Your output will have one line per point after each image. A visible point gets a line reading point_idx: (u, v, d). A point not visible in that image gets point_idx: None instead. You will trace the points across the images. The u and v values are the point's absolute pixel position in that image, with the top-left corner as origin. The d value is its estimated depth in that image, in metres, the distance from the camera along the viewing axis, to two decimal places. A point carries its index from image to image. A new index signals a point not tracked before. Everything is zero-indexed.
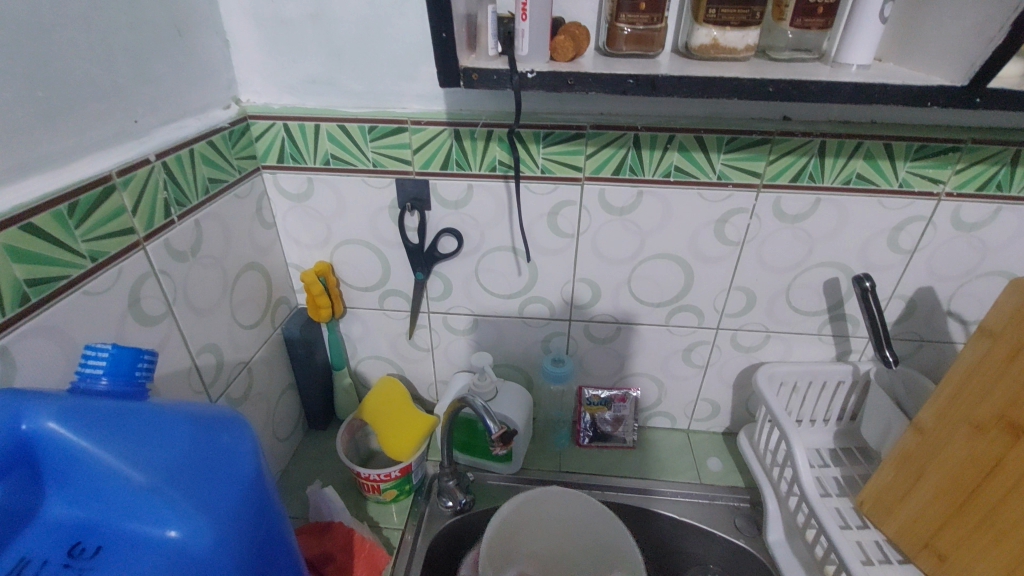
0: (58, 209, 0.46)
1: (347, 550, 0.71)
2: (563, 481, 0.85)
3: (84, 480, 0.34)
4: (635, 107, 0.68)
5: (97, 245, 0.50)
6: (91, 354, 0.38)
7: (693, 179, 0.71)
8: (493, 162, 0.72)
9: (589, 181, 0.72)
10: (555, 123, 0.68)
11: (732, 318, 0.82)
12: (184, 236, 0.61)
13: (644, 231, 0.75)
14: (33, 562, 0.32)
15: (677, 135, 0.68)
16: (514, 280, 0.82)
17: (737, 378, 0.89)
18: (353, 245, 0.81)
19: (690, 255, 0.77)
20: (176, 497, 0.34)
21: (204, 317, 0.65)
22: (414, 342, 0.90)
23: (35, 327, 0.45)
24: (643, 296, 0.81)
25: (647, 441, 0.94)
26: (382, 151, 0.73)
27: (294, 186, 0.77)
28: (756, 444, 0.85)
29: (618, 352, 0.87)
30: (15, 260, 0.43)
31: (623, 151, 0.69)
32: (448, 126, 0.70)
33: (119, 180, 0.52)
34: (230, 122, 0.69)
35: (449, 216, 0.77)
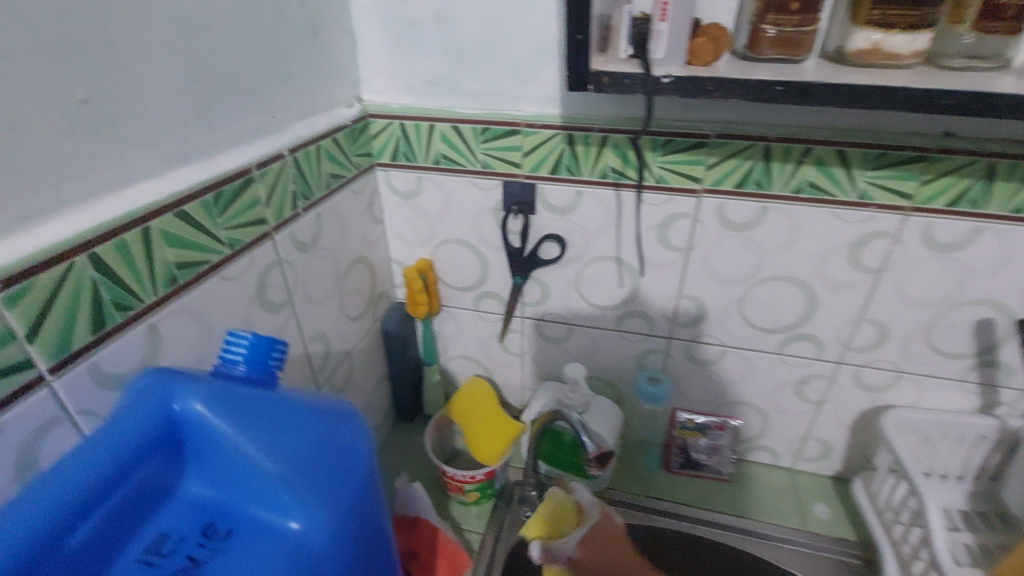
0: (205, 198, 0.49)
1: (432, 548, 0.72)
2: (650, 508, 0.81)
3: (222, 464, 0.36)
4: (769, 115, 0.61)
5: (235, 233, 0.53)
6: (233, 340, 0.40)
7: (829, 197, 0.64)
8: (605, 169, 0.69)
9: (708, 193, 0.67)
10: (677, 131, 0.64)
11: (858, 353, 0.74)
12: (306, 228, 0.64)
13: (765, 251, 0.69)
14: (172, 536, 0.34)
15: (815, 148, 0.61)
16: (614, 291, 0.78)
17: (856, 418, 0.80)
18: (454, 245, 0.82)
19: (816, 280, 0.70)
20: (302, 490, 0.34)
21: (316, 306, 0.68)
22: (505, 346, 0.89)
23: (180, 307, 0.48)
24: (756, 320, 0.75)
25: (744, 476, 0.87)
26: (493, 153, 0.72)
27: (405, 183, 0.79)
28: (874, 496, 0.75)
29: (720, 376, 0.81)
30: (167, 244, 0.46)
31: (751, 162, 0.64)
32: (562, 130, 0.68)
33: (257, 173, 0.55)
34: (352, 120, 0.72)
35: (553, 222, 0.75)
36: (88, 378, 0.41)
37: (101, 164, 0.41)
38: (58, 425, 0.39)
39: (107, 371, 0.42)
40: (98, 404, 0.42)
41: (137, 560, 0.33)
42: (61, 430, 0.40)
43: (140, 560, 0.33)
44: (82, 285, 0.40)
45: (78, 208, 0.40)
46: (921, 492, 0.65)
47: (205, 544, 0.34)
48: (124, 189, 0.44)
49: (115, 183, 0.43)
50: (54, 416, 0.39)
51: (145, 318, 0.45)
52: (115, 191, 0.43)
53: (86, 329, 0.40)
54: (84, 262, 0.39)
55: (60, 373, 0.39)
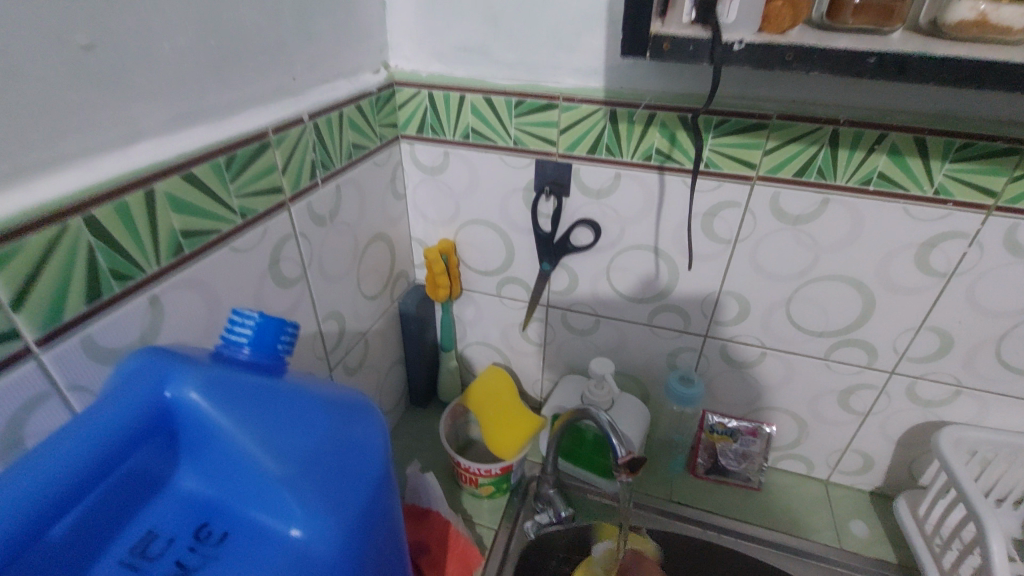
0: (217, 160, 0.45)
1: (443, 544, 0.69)
2: (674, 513, 0.76)
3: (219, 457, 0.32)
4: (840, 96, 0.56)
5: (248, 201, 0.49)
6: (238, 320, 0.36)
7: (899, 191, 0.58)
8: (649, 150, 0.63)
9: (762, 181, 0.61)
10: (734, 110, 0.58)
11: (914, 364, 0.68)
12: (324, 201, 0.60)
13: (820, 247, 0.63)
14: (160, 537, 0.31)
15: (889, 134, 0.55)
16: (649, 284, 0.73)
17: (903, 433, 0.74)
18: (479, 226, 0.77)
19: (875, 282, 0.64)
20: (307, 493, 0.31)
21: (332, 284, 0.64)
22: (527, 335, 0.85)
23: (185, 279, 0.44)
24: (803, 322, 0.69)
25: (775, 485, 0.82)
26: (527, 129, 0.67)
27: (430, 158, 0.74)
28: (921, 518, 0.71)
29: (757, 380, 0.76)
30: (173, 209, 0.42)
31: (814, 148, 0.58)
32: (603, 106, 0.63)
33: (274, 137, 0.51)
34: (378, 87, 0.67)
35: (588, 206, 0.70)
36: (80, 352, 0.37)
37: (104, 117, 0.37)
38: (46, 401, 0.36)
39: (102, 345, 0.39)
40: (90, 379, 0.38)
41: (120, 563, 0.29)
42: (49, 406, 0.36)
43: (122, 563, 0.29)
44: (77, 251, 0.36)
45: (76, 164, 0.36)
46: (981, 518, 0.59)
47: (196, 548, 0.30)
48: (129, 146, 0.40)
49: (119, 139, 0.39)
50: (41, 392, 0.36)
51: (146, 290, 0.41)
52: (118, 147, 0.39)
53: (79, 298, 0.37)
54: (81, 225, 0.36)
55: (49, 346, 0.35)
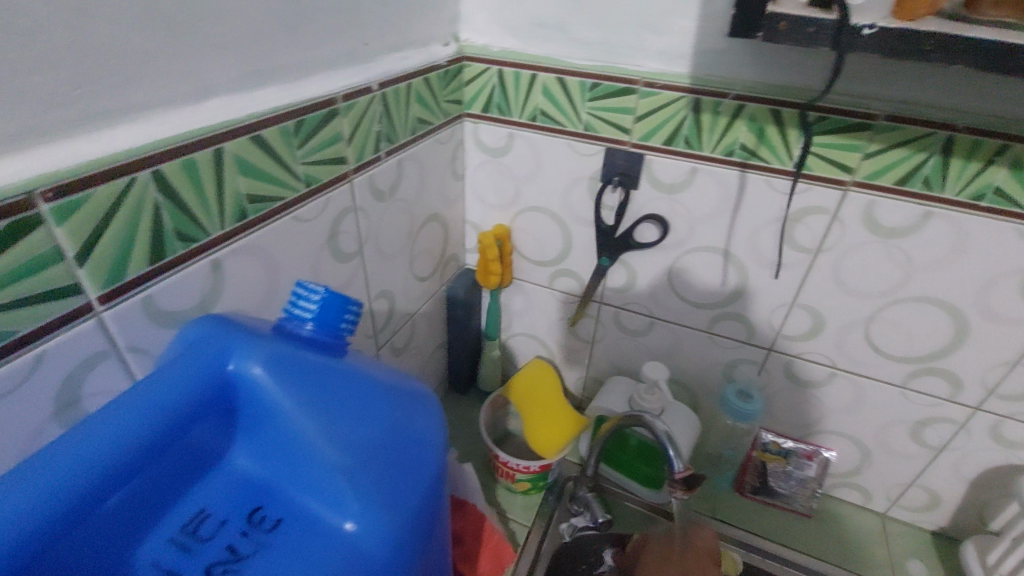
0: (286, 125, 0.43)
1: (477, 536, 0.66)
2: (718, 531, 0.73)
3: (277, 439, 0.30)
4: (961, 99, 0.50)
5: (312, 169, 0.47)
6: (302, 294, 0.34)
7: (1016, 210, 0.52)
8: (732, 145, 0.58)
9: (857, 187, 0.56)
10: (836, 107, 0.53)
11: (1006, 401, 0.61)
12: (385, 175, 0.58)
13: (915, 265, 0.57)
14: (211, 517, 0.29)
15: (1015, 145, 0.49)
16: (714, 289, 0.68)
17: (981, 475, 0.68)
18: (537, 214, 0.74)
19: (974, 308, 0.57)
20: (368, 487, 0.29)
21: (386, 262, 0.62)
22: (575, 331, 0.82)
23: (246, 246, 0.43)
24: (883, 345, 0.63)
25: (828, 513, 0.77)
26: (599, 114, 0.63)
27: (493, 139, 0.71)
28: (993, 568, 0.65)
29: (821, 401, 0.71)
30: (241, 172, 0.40)
31: (923, 155, 0.52)
32: (688, 94, 0.58)
33: (343, 105, 0.49)
34: (447, 60, 0.64)
35: (657, 201, 0.65)
36: (139, 313, 0.36)
37: (176, 69, 0.36)
38: (105, 360, 0.35)
39: (162, 307, 0.37)
40: (148, 341, 0.37)
41: (171, 541, 0.27)
42: (107, 366, 0.35)
43: (173, 542, 0.27)
44: (144, 207, 0.34)
45: (146, 117, 0.35)
46: None
47: (249, 533, 0.28)
48: (199, 102, 0.38)
49: (190, 93, 0.37)
50: (100, 350, 0.35)
51: (207, 254, 0.40)
52: (189, 102, 0.37)
53: (143, 256, 0.35)
54: (146, 180, 0.34)
55: (111, 304, 0.34)
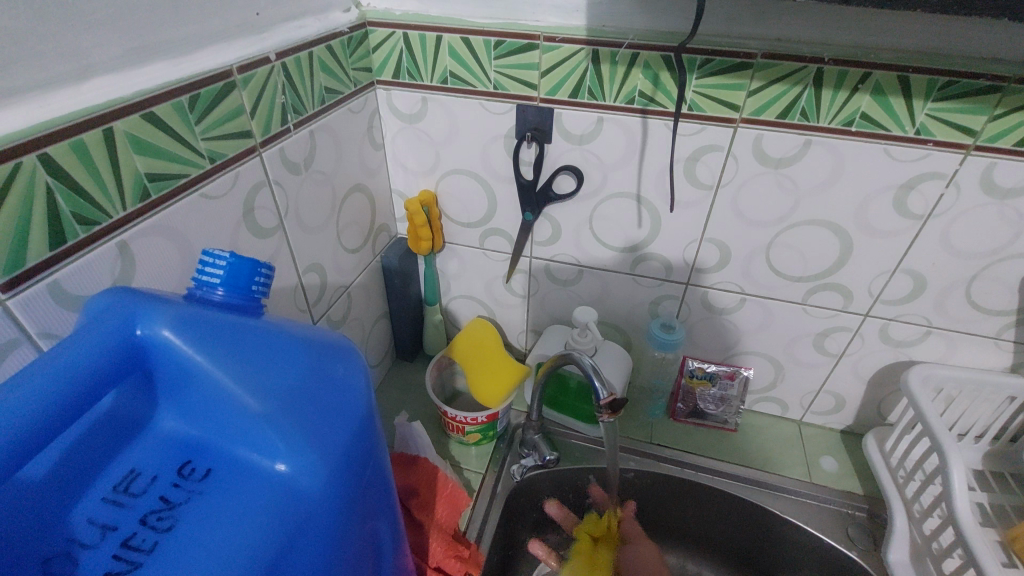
0: (179, 100, 0.43)
1: (431, 487, 0.69)
2: (654, 455, 0.80)
3: (198, 396, 0.32)
4: (823, 33, 0.55)
5: (216, 145, 0.47)
6: (210, 261, 0.35)
7: (881, 131, 0.58)
8: (632, 93, 0.62)
9: (745, 123, 0.60)
10: (719, 48, 0.57)
11: (888, 306, 0.69)
12: (299, 147, 0.58)
13: (801, 191, 0.63)
14: (142, 475, 0.31)
15: (874, 73, 0.54)
16: (631, 232, 0.73)
17: (876, 374, 0.76)
18: (460, 176, 0.75)
19: (853, 224, 0.64)
20: (289, 430, 0.31)
21: (311, 235, 0.63)
22: (511, 287, 0.85)
23: (152, 226, 0.42)
24: (782, 268, 0.70)
25: (751, 426, 0.85)
26: (506, 72, 0.64)
27: (407, 105, 0.71)
28: (887, 452, 0.75)
29: (735, 326, 0.78)
30: (136, 151, 0.40)
31: (799, 89, 0.57)
32: (586, 46, 0.60)
33: (240, 78, 0.48)
34: (350, 27, 0.64)
35: (571, 152, 0.68)
36: (48, 298, 0.36)
37: (50, 49, 0.35)
38: (17, 348, 0.35)
39: (71, 291, 0.37)
40: (62, 326, 0.37)
41: (104, 499, 0.29)
42: (20, 353, 0.36)
43: (104, 500, 0.29)
44: (36, 193, 0.34)
45: (25, 101, 0.34)
46: (945, 447, 0.62)
47: (180, 484, 0.31)
48: (80, 82, 0.38)
49: (70, 73, 0.37)
50: (11, 338, 0.35)
51: (113, 235, 0.40)
52: (69, 83, 0.37)
53: (42, 242, 0.35)
54: (34, 164, 0.34)
55: (14, 292, 0.34)
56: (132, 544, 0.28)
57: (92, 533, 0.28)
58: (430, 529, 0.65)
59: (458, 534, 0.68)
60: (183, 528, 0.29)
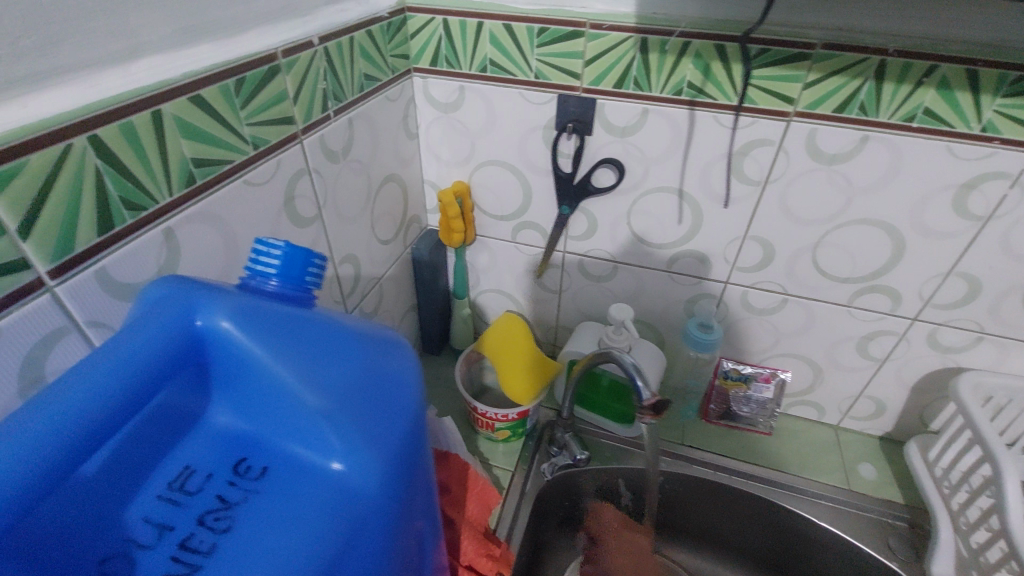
0: (226, 83, 0.41)
1: (462, 483, 0.68)
2: (687, 457, 0.78)
3: (254, 391, 0.31)
4: (889, 23, 0.52)
5: (260, 131, 0.46)
6: (264, 249, 0.34)
7: (944, 128, 0.55)
8: (680, 83, 0.60)
9: (799, 117, 0.58)
10: (777, 38, 0.54)
11: (938, 310, 0.67)
12: (338, 135, 0.56)
13: (854, 188, 0.61)
14: (197, 472, 0.30)
15: (940, 65, 0.52)
16: (671, 228, 0.71)
17: (920, 379, 0.74)
18: (495, 167, 0.73)
19: (907, 225, 0.62)
20: (349, 428, 0.30)
21: (348, 225, 0.62)
22: (542, 282, 0.83)
23: (197, 213, 0.41)
24: (828, 268, 0.67)
25: (785, 430, 0.83)
26: (549, 60, 0.62)
27: (444, 94, 0.69)
28: (931, 461, 0.72)
29: (774, 327, 0.75)
30: (183, 135, 0.39)
31: (858, 82, 0.54)
32: (634, 34, 0.58)
33: (284, 62, 0.47)
34: (390, 12, 0.62)
35: (612, 145, 0.66)
36: (95, 285, 0.35)
37: (100, 26, 0.34)
38: (66, 336, 0.34)
39: (118, 280, 0.36)
40: (109, 315, 0.36)
41: (159, 498, 0.28)
42: (68, 342, 0.34)
43: (160, 499, 0.28)
44: (84, 177, 0.33)
45: (74, 80, 0.33)
46: (997, 457, 0.59)
47: (236, 482, 0.29)
48: (129, 63, 0.36)
49: (120, 53, 0.35)
50: (60, 326, 0.34)
51: (160, 221, 0.39)
52: (118, 63, 0.36)
53: (90, 228, 0.34)
54: (84, 146, 0.33)
55: (62, 278, 0.33)
56: (191, 545, 0.27)
57: (148, 533, 0.27)
58: (462, 526, 0.64)
59: (489, 533, 0.66)
60: (240, 530, 0.28)
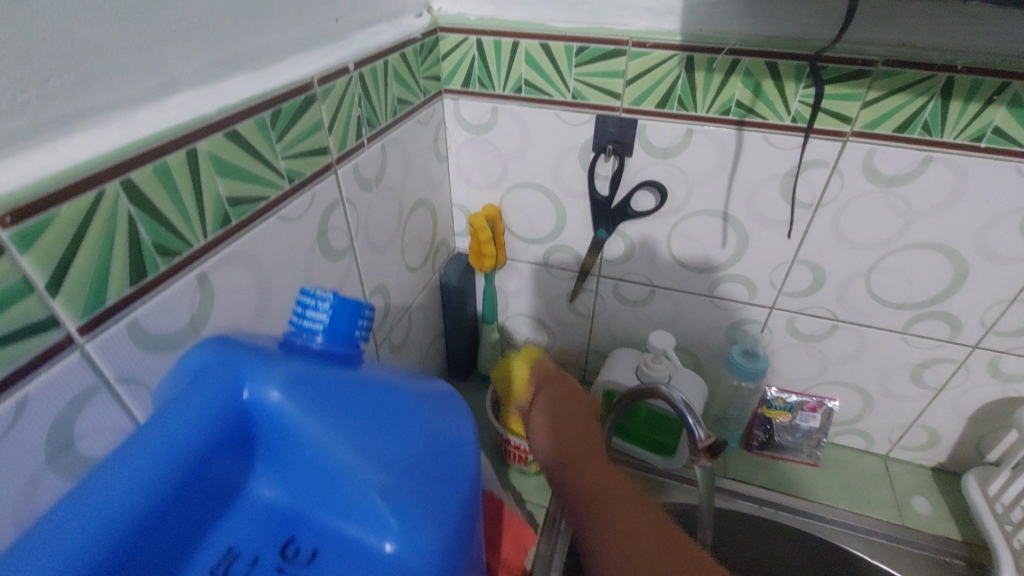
0: (262, 116, 0.39)
1: (495, 522, 0.63)
2: (729, 490, 0.74)
3: (303, 464, 0.28)
4: (958, 38, 0.49)
5: (295, 164, 0.43)
6: (311, 304, 0.31)
7: (1017, 148, 0.51)
8: (728, 103, 0.57)
9: (856, 137, 0.55)
10: (835, 56, 0.51)
11: (1003, 338, 0.63)
12: (371, 163, 0.54)
13: (914, 212, 0.57)
14: (242, 556, 0.27)
15: (1015, 83, 0.48)
16: (713, 252, 0.67)
17: (979, 409, 0.70)
18: (527, 190, 0.71)
19: (971, 249, 0.58)
20: (408, 504, 0.27)
21: (379, 255, 0.59)
22: (574, 306, 0.80)
23: (232, 255, 0.39)
24: (883, 293, 0.64)
25: (831, 460, 0.79)
26: (588, 80, 0.60)
27: (476, 115, 0.67)
28: (994, 497, 0.68)
29: (821, 354, 0.72)
30: (219, 173, 0.36)
31: (922, 100, 0.51)
32: (680, 52, 0.55)
33: (319, 90, 0.44)
34: (422, 33, 0.60)
35: (653, 167, 0.63)
36: (125, 339, 0.32)
37: (136, 62, 0.32)
38: (96, 396, 0.32)
39: (149, 331, 0.34)
40: (141, 370, 0.34)
41: None
42: (99, 403, 0.32)
43: None
44: (117, 224, 0.31)
45: (108, 120, 0.31)
46: None
47: (285, 567, 0.26)
48: (164, 99, 0.34)
49: (155, 89, 0.33)
50: (90, 386, 0.31)
51: (194, 265, 0.36)
52: (153, 100, 0.33)
53: (122, 278, 0.32)
54: (117, 191, 0.30)
55: (93, 334, 0.30)
56: None
57: None
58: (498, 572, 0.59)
59: None
60: None
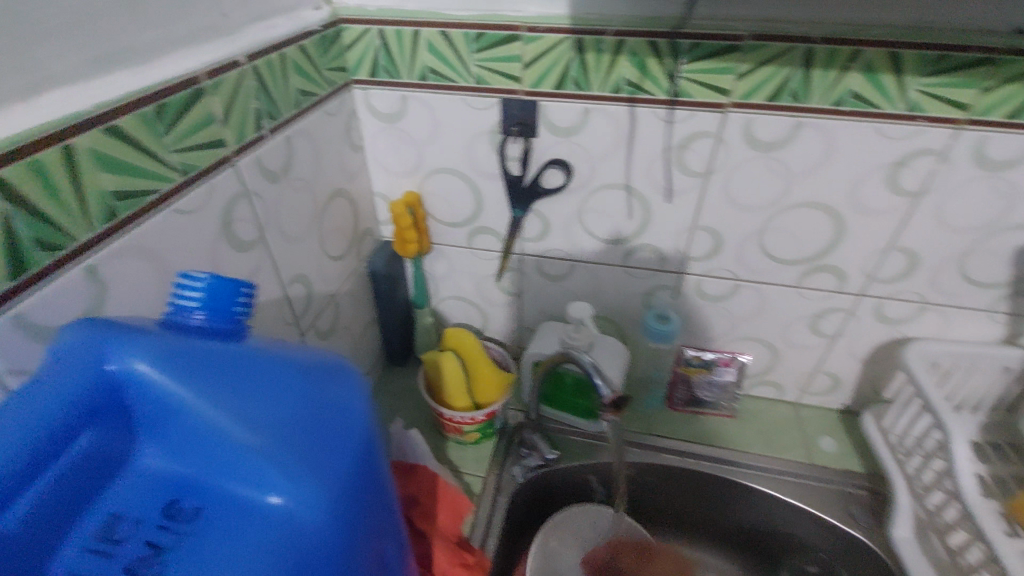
0: (145, 111, 0.40)
1: (433, 495, 0.68)
2: (655, 447, 0.79)
3: (184, 432, 0.30)
4: (811, 12, 0.54)
5: (189, 156, 0.44)
6: (187, 284, 0.33)
7: (873, 110, 0.57)
8: (618, 81, 0.60)
9: (734, 108, 0.59)
10: (706, 33, 0.55)
11: (882, 284, 0.69)
12: (275, 155, 0.55)
13: (792, 174, 0.63)
14: (126, 518, 0.29)
15: (863, 51, 0.54)
16: (622, 223, 0.71)
17: (871, 352, 0.76)
18: (444, 174, 0.73)
19: (845, 205, 0.64)
20: (287, 461, 0.29)
21: (294, 244, 0.60)
22: (502, 286, 0.83)
23: (126, 247, 0.40)
24: (775, 251, 0.69)
25: (749, 411, 0.85)
26: (489, 65, 0.62)
27: (386, 104, 0.69)
28: (887, 429, 0.75)
29: (730, 313, 0.77)
30: (102, 167, 0.37)
31: (786, 71, 0.56)
32: (569, 35, 0.59)
33: (209, 83, 0.45)
34: (322, 25, 0.61)
35: (557, 145, 0.66)
36: (12, 332, 0.33)
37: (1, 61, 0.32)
38: None
39: (39, 324, 0.35)
40: (33, 361, 0.35)
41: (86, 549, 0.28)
42: None
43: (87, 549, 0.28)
44: None
45: None
46: (945, 421, 0.62)
47: (168, 526, 0.29)
48: (35, 97, 0.35)
49: (24, 87, 0.34)
50: None
51: (81, 258, 0.37)
52: (23, 98, 0.34)
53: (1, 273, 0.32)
54: None
55: None
56: None
57: None
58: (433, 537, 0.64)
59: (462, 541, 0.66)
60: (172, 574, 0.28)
